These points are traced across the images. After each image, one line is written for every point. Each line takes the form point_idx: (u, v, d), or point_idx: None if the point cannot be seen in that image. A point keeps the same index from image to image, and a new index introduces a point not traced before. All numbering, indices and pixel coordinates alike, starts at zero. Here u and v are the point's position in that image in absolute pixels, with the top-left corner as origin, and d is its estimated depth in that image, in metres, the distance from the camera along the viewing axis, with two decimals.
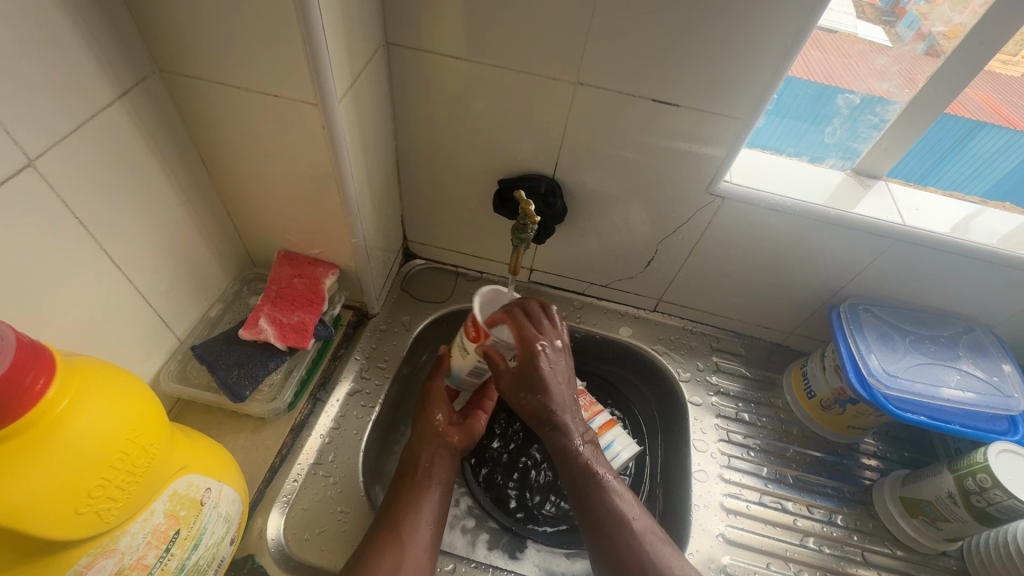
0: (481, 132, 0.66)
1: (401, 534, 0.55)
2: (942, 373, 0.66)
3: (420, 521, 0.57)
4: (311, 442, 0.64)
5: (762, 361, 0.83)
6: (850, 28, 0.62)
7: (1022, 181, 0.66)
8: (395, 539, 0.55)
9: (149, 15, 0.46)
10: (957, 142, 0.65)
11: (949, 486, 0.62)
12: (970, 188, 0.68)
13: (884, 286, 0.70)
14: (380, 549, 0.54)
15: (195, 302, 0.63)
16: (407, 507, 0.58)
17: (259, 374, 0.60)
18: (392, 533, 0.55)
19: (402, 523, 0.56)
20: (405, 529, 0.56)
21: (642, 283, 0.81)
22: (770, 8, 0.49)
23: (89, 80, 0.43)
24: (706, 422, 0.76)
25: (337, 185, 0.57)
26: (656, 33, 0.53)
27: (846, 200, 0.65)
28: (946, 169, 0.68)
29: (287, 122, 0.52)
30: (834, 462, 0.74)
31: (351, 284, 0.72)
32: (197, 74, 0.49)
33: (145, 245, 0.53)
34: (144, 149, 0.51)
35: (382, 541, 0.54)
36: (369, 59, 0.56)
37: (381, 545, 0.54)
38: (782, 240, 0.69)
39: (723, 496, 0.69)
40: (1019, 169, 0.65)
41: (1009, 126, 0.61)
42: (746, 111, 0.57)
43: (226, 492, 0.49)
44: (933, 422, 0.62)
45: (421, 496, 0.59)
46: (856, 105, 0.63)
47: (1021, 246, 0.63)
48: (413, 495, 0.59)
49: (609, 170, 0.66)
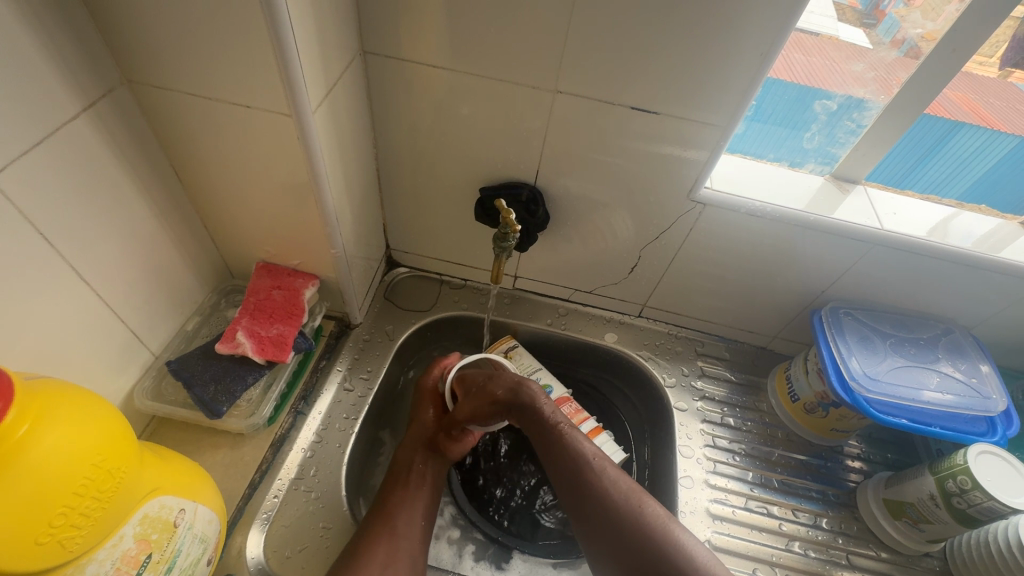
0: (461, 140, 0.65)
1: (396, 528, 0.57)
2: (923, 375, 0.66)
3: (411, 517, 0.59)
4: (292, 456, 0.63)
5: (747, 365, 0.83)
6: (832, 30, 0.62)
7: (999, 183, 0.67)
8: (389, 534, 0.56)
9: (115, 25, 0.45)
10: (934, 144, 0.65)
11: (930, 488, 0.62)
12: (950, 189, 0.69)
13: (864, 290, 0.71)
14: (375, 542, 0.55)
15: (170, 316, 0.62)
16: (402, 500, 0.60)
17: (237, 390, 0.59)
18: (387, 526, 0.57)
19: (396, 517, 0.58)
20: (399, 523, 0.58)
21: (626, 289, 0.81)
22: (744, 17, 0.50)
23: (52, 92, 0.42)
24: (691, 427, 0.76)
25: (314, 195, 0.56)
26: (634, 41, 0.53)
27: (826, 205, 0.65)
28: (925, 171, 0.69)
29: (260, 132, 0.51)
30: (819, 466, 0.74)
31: (332, 295, 0.71)
32: (168, 84, 0.48)
33: (117, 259, 0.52)
34: (113, 161, 0.49)
35: (373, 538, 0.56)
36: (345, 68, 0.55)
37: (374, 538, 0.56)
38: (764, 245, 0.69)
39: (709, 502, 0.69)
40: (995, 172, 0.66)
41: (987, 126, 0.62)
42: (724, 118, 0.57)
43: (202, 512, 0.48)
44: (914, 426, 0.62)
45: (413, 492, 0.62)
46: (834, 110, 0.64)
47: (996, 248, 0.64)
48: (408, 492, 0.61)
49: (591, 177, 0.66)
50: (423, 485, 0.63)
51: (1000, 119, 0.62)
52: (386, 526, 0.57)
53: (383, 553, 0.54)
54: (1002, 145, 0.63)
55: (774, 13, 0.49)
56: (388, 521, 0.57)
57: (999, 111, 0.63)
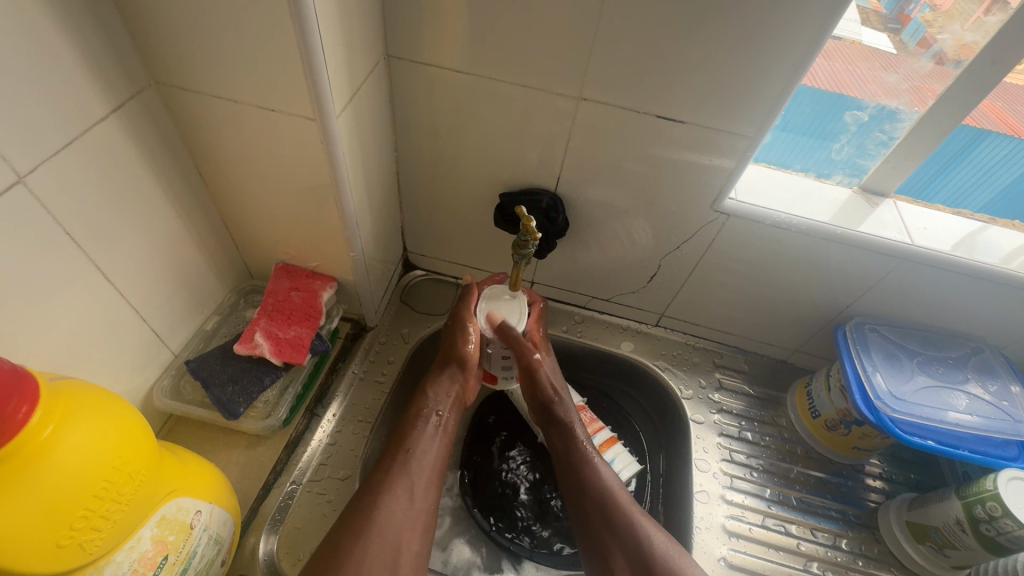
0: (483, 145, 0.65)
1: (413, 487, 0.59)
2: (950, 396, 0.64)
3: (427, 475, 0.60)
4: (307, 457, 0.63)
5: (766, 379, 0.82)
6: (854, 34, 0.60)
7: None
8: (407, 495, 0.58)
9: (145, 29, 0.45)
10: (960, 151, 0.63)
11: (956, 512, 0.60)
12: (970, 200, 0.67)
13: (891, 306, 0.69)
14: (392, 505, 0.56)
15: (190, 315, 0.62)
16: (424, 452, 0.61)
17: (254, 392, 0.59)
18: (403, 487, 0.58)
19: (414, 476, 0.59)
20: (417, 483, 0.59)
21: (645, 297, 0.80)
22: (778, 26, 0.48)
23: (83, 93, 0.43)
24: (708, 440, 0.74)
25: (335, 199, 0.56)
26: (663, 49, 0.52)
27: (855, 218, 0.64)
28: (947, 178, 0.66)
29: (284, 135, 0.51)
30: (839, 484, 0.72)
31: (349, 297, 0.71)
32: (194, 86, 0.49)
33: (139, 259, 0.52)
34: (139, 161, 0.50)
35: (389, 498, 0.57)
36: (370, 72, 0.55)
37: (393, 497, 0.57)
38: (788, 259, 0.68)
39: (725, 518, 0.68)
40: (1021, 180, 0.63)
41: (1014, 135, 0.60)
42: (753, 128, 0.56)
43: (217, 513, 0.48)
44: (940, 447, 0.61)
45: (430, 443, 0.62)
46: (865, 121, 0.62)
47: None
48: (426, 442, 0.62)
49: (614, 184, 0.65)
50: (442, 435, 0.64)
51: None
52: (404, 485, 0.58)
53: (402, 514, 0.56)
54: None
55: (809, 21, 0.47)
56: (404, 478, 0.59)
57: None
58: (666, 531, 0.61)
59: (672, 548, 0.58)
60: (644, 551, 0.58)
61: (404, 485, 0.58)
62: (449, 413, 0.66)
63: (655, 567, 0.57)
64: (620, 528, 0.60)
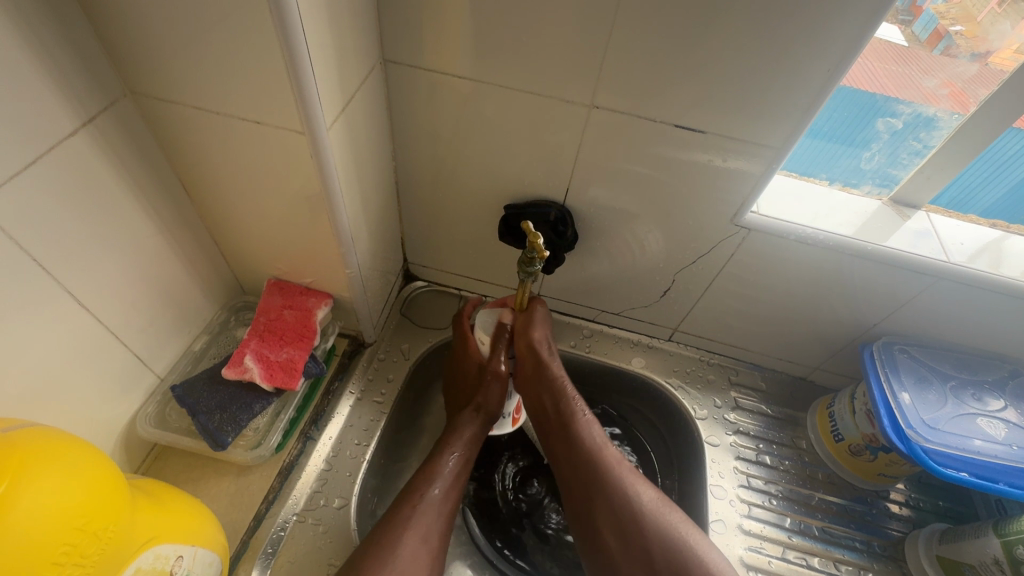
0: (487, 155, 0.61)
1: (431, 530, 0.56)
2: (985, 424, 0.60)
3: (444, 520, 0.57)
4: (301, 484, 0.60)
5: (785, 397, 0.78)
6: None
7: None
8: (422, 533, 0.55)
9: (116, 36, 0.41)
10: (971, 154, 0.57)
11: (994, 551, 0.56)
12: (977, 201, 0.62)
13: (922, 325, 0.65)
14: (407, 549, 0.53)
15: (177, 336, 0.59)
16: (441, 490, 0.58)
17: (243, 420, 0.56)
18: (421, 528, 0.55)
19: (432, 518, 0.56)
20: (434, 526, 0.56)
21: (657, 312, 0.76)
22: (809, 29, 0.44)
23: (49, 108, 0.39)
24: (724, 465, 0.70)
25: (328, 215, 0.53)
26: (682, 54, 0.48)
27: (886, 233, 0.59)
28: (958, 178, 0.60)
29: (271, 149, 0.47)
30: (863, 513, 0.68)
31: (346, 314, 0.68)
32: (173, 97, 0.45)
33: (118, 281, 0.49)
34: (115, 178, 0.46)
35: (408, 538, 0.54)
36: (365, 79, 0.51)
37: (410, 541, 0.54)
38: (812, 276, 0.64)
39: (743, 550, 0.64)
40: None
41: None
42: (778, 139, 0.52)
43: (201, 556, 0.45)
44: (976, 481, 0.57)
45: (449, 484, 0.60)
46: (899, 129, 0.58)
47: None
48: (446, 484, 0.59)
49: (627, 196, 0.61)
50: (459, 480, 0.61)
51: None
52: (421, 525, 0.55)
53: (418, 559, 0.53)
54: None
55: (844, 24, 0.43)
56: (424, 519, 0.56)
57: None
58: (657, 489, 0.60)
59: (662, 506, 0.58)
60: (630, 509, 0.57)
61: (422, 527, 0.55)
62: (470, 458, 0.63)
63: (643, 522, 0.56)
64: (605, 487, 0.59)
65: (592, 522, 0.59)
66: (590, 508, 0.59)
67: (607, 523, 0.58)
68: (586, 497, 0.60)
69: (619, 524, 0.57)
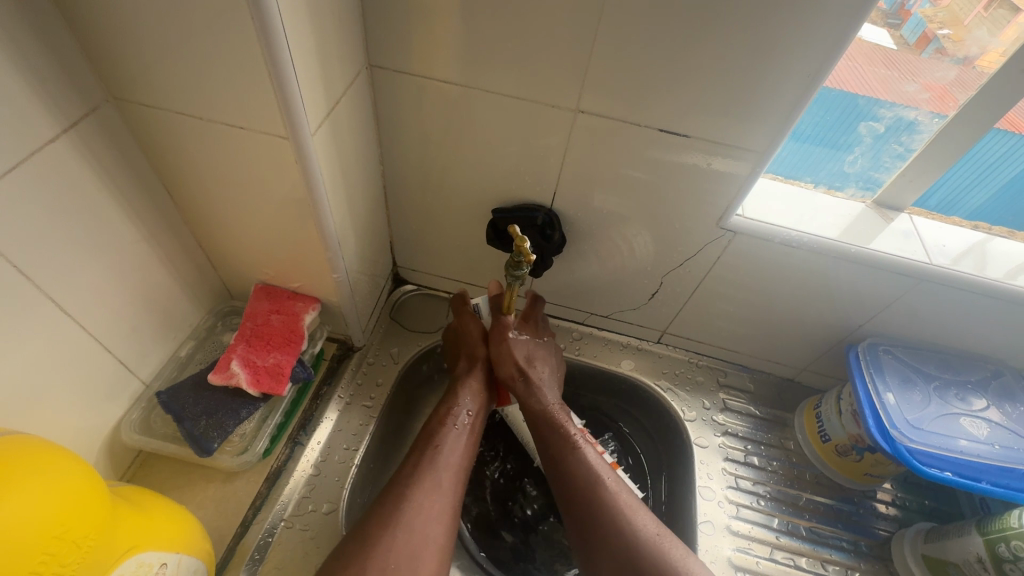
0: (474, 159, 0.61)
1: (440, 481, 0.57)
2: (967, 423, 0.61)
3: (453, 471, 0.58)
4: (289, 489, 0.60)
5: (772, 398, 0.78)
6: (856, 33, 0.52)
7: None
8: (434, 487, 0.56)
9: (98, 42, 0.41)
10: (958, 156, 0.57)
11: (977, 549, 0.56)
12: (966, 202, 0.62)
13: (906, 326, 0.66)
14: (419, 504, 0.54)
15: (162, 342, 0.58)
16: (451, 447, 0.60)
17: (229, 425, 0.55)
18: (431, 481, 0.56)
19: (441, 470, 0.58)
20: (445, 478, 0.57)
21: (645, 314, 0.76)
22: (790, 34, 0.45)
23: (29, 114, 0.39)
24: (713, 466, 0.71)
25: (314, 219, 0.53)
26: (665, 59, 0.48)
27: (869, 235, 0.60)
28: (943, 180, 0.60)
29: (256, 154, 0.47)
30: (850, 512, 0.69)
31: (334, 318, 0.67)
32: (156, 102, 0.45)
33: (101, 288, 0.49)
34: (98, 184, 0.46)
35: (418, 494, 0.55)
36: (350, 83, 0.51)
37: (421, 495, 0.55)
38: (797, 278, 0.64)
39: (731, 550, 0.64)
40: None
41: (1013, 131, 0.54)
42: (761, 143, 0.53)
43: (185, 563, 0.44)
44: (959, 480, 0.57)
45: (457, 439, 0.61)
46: (881, 132, 0.58)
47: None
48: (453, 441, 0.61)
49: (613, 199, 0.62)
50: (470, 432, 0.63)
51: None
52: (432, 479, 0.56)
53: (432, 507, 0.54)
54: None
55: (822, 30, 0.44)
56: (432, 473, 0.57)
57: None
58: (656, 518, 0.57)
59: (659, 535, 0.55)
60: (627, 534, 0.55)
61: (433, 478, 0.56)
62: (476, 413, 0.65)
63: (638, 554, 0.53)
64: (603, 517, 0.57)
65: (593, 552, 0.56)
66: (587, 535, 0.57)
67: (605, 548, 0.55)
68: (584, 525, 0.58)
69: (614, 552, 0.55)
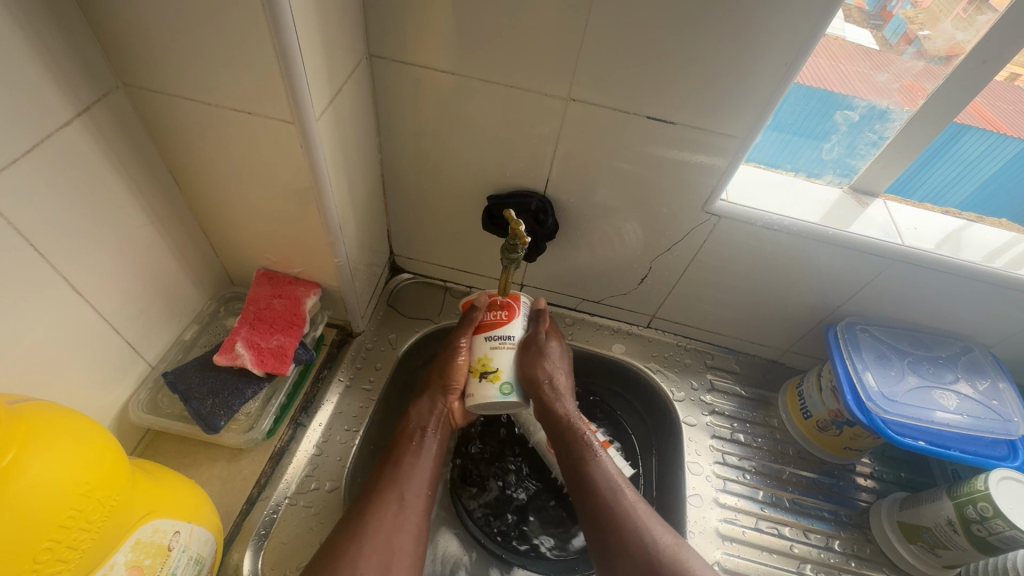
0: (469, 148, 0.64)
1: (404, 496, 0.57)
2: (939, 396, 0.65)
3: (423, 485, 0.59)
4: (292, 469, 0.62)
5: (757, 378, 0.81)
6: (839, 30, 0.57)
7: (1006, 185, 0.63)
8: (397, 502, 0.56)
9: (110, 29, 0.43)
10: (943, 147, 0.61)
11: (948, 513, 0.61)
12: (951, 198, 0.66)
13: (882, 306, 0.69)
14: (381, 518, 0.55)
15: (167, 326, 0.60)
16: (415, 465, 0.60)
17: (235, 404, 0.57)
18: (394, 495, 0.57)
19: (406, 485, 0.58)
20: (409, 493, 0.57)
21: (635, 299, 0.79)
22: (768, 25, 0.47)
23: (45, 98, 0.41)
24: (700, 443, 0.74)
25: (317, 204, 0.54)
26: (652, 49, 0.51)
27: (845, 218, 0.63)
28: (929, 174, 0.65)
29: (261, 140, 0.49)
30: (830, 485, 0.72)
31: (334, 303, 0.69)
32: (166, 88, 0.46)
33: (110, 269, 0.50)
34: (107, 168, 0.48)
35: (379, 509, 0.55)
36: (351, 73, 0.53)
37: (383, 509, 0.55)
38: (778, 260, 0.67)
39: (718, 521, 0.68)
40: (1002, 174, 0.62)
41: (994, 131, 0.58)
42: (743, 129, 0.55)
43: (197, 532, 0.46)
44: (932, 448, 0.61)
45: (421, 458, 0.61)
46: (855, 121, 0.61)
47: (1009, 263, 0.62)
48: (417, 456, 0.61)
49: (604, 186, 0.64)
50: (432, 453, 0.62)
51: (1010, 123, 0.58)
52: (395, 494, 0.57)
53: (393, 520, 0.55)
54: (1009, 148, 0.59)
55: (799, 22, 0.47)
56: (396, 488, 0.57)
57: (1008, 114, 0.59)
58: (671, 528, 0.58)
59: (676, 545, 0.55)
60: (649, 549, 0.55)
61: (398, 494, 0.57)
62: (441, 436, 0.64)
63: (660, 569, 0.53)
64: (622, 531, 0.57)
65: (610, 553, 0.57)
66: (612, 553, 0.56)
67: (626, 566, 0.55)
68: (603, 538, 0.58)
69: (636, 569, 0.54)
